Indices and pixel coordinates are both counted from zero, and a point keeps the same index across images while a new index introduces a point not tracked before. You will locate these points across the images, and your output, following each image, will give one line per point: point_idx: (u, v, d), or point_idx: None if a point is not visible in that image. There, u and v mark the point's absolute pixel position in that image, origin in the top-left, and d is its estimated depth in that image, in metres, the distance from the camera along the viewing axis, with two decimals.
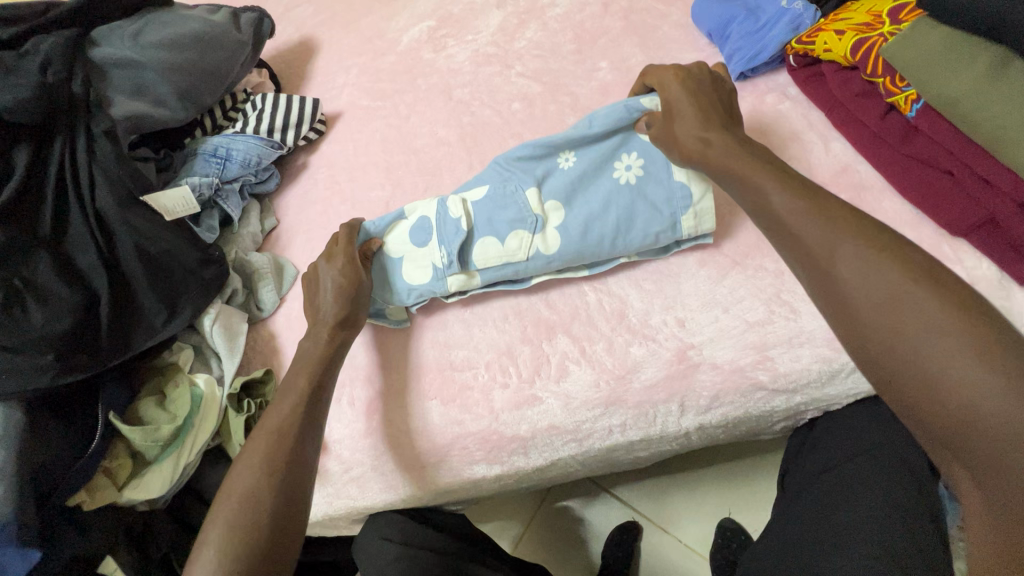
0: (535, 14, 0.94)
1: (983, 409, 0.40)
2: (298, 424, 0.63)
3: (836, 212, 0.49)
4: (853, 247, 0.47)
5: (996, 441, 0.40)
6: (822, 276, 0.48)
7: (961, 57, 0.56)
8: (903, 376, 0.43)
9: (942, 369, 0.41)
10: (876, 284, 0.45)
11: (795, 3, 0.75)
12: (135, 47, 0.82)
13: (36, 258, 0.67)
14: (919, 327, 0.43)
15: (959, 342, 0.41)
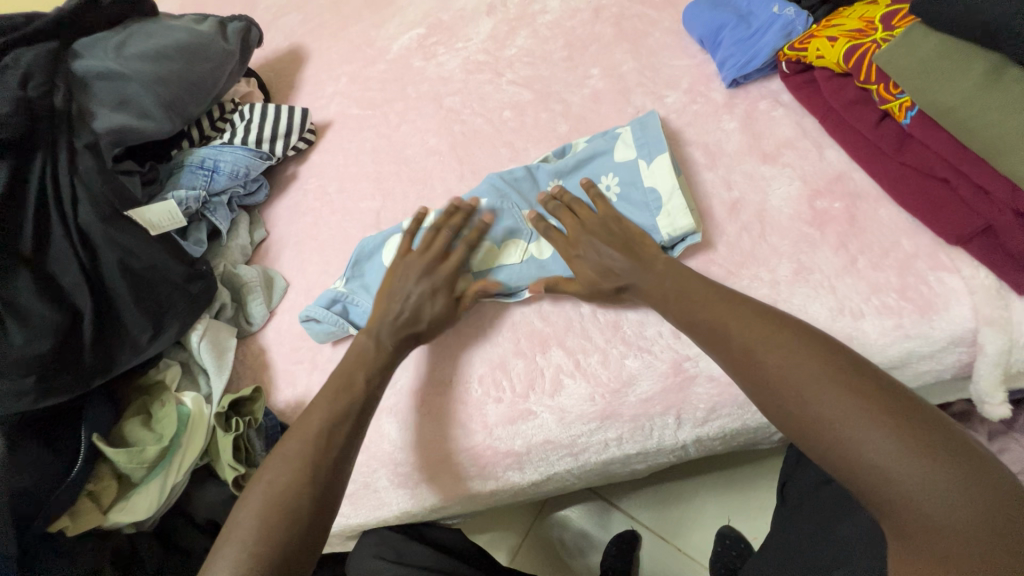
0: (526, 20, 0.93)
1: (822, 411, 0.46)
2: (344, 429, 0.61)
3: (729, 298, 0.57)
4: (746, 324, 0.53)
5: (840, 431, 0.45)
6: (727, 350, 0.54)
7: (955, 66, 0.56)
8: (804, 433, 0.47)
9: (788, 388, 0.48)
10: (771, 357, 0.50)
11: (787, 9, 0.75)
12: (118, 59, 0.81)
13: (15, 276, 0.65)
14: (809, 385, 0.47)
15: (791, 362, 0.49)
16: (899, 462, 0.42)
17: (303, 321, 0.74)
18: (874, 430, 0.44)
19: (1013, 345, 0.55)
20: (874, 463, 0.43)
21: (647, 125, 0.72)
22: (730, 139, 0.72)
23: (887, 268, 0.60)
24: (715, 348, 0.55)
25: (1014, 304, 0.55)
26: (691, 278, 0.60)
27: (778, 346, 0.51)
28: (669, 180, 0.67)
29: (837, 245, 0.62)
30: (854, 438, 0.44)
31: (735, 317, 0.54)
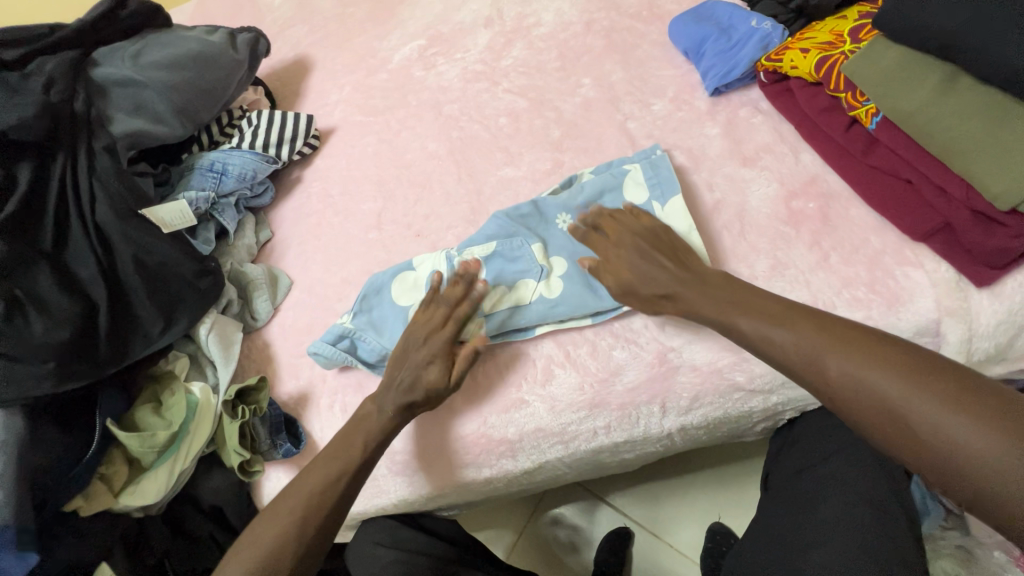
0: (521, 33, 0.98)
1: (931, 421, 0.47)
2: (335, 489, 0.64)
3: (798, 312, 0.57)
4: (809, 332, 0.55)
5: (949, 445, 0.46)
6: (791, 361, 0.55)
7: (914, 75, 0.60)
8: (886, 434, 0.49)
9: (891, 396, 0.49)
10: (865, 370, 0.50)
11: (765, 23, 0.80)
12: (135, 67, 0.86)
13: (37, 269, 0.68)
14: (917, 400, 0.48)
15: (889, 373, 0.50)
16: (998, 453, 0.44)
17: (312, 354, 0.77)
18: (964, 424, 0.45)
19: (972, 335, 0.59)
20: (966, 457, 0.45)
21: (658, 165, 0.75)
22: (712, 144, 0.76)
23: (857, 264, 0.64)
24: (777, 358, 0.56)
25: (972, 295, 0.59)
26: (740, 286, 0.62)
27: (869, 361, 0.51)
28: (684, 219, 0.70)
29: (811, 243, 0.67)
30: (943, 435, 0.46)
31: (793, 328, 0.56)
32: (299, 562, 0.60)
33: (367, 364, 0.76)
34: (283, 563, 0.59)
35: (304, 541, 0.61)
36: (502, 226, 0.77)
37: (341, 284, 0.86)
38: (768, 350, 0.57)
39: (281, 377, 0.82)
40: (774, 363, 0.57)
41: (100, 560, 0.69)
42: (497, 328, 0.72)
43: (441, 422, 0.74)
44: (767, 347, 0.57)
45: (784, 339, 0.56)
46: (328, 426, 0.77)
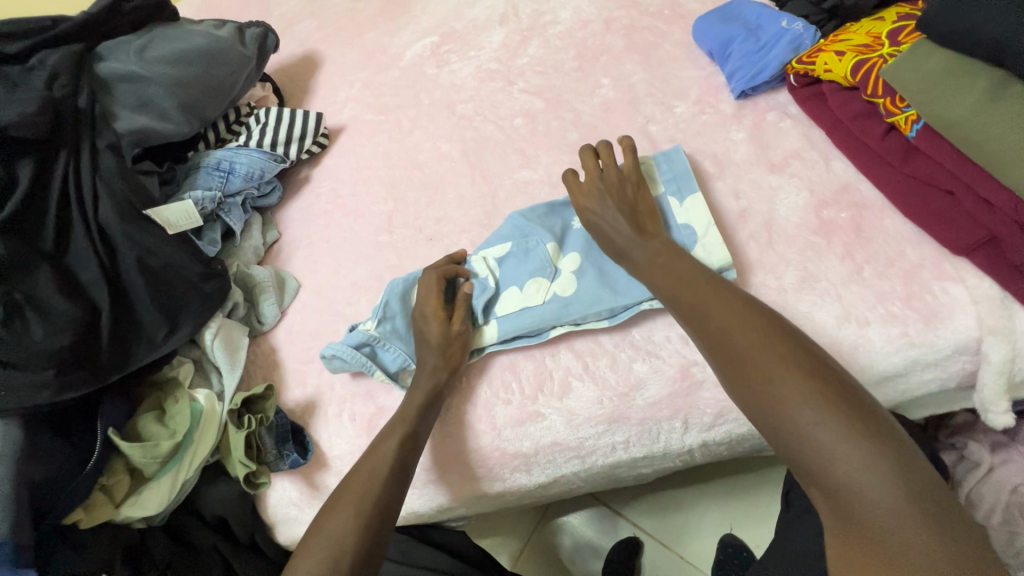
0: (538, 31, 0.95)
1: (796, 417, 0.47)
2: (387, 474, 0.61)
3: (721, 292, 0.57)
4: (752, 336, 0.53)
5: (812, 440, 0.46)
6: (727, 359, 0.53)
7: (960, 80, 0.57)
8: (789, 449, 0.48)
9: (771, 386, 0.49)
10: (759, 359, 0.51)
11: (795, 23, 0.76)
12: (140, 62, 0.83)
13: (38, 271, 0.66)
14: (791, 396, 0.48)
15: (775, 364, 0.50)
16: (853, 460, 0.44)
17: (326, 356, 0.74)
18: (863, 462, 0.44)
19: (1016, 355, 0.56)
20: (850, 493, 0.44)
21: (674, 159, 0.73)
22: (738, 149, 0.74)
23: (892, 277, 0.61)
24: (715, 353, 0.55)
25: (1017, 313, 0.56)
26: (708, 284, 0.59)
27: (760, 350, 0.51)
28: (702, 215, 0.68)
29: (843, 255, 0.64)
30: (838, 469, 0.44)
31: (740, 329, 0.54)
32: (364, 553, 0.57)
33: (388, 375, 0.73)
34: (345, 558, 0.55)
35: (364, 531, 0.57)
36: (519, 226, 0.76)
37: (350, 288, 0.83)
38: (711, 344, 0.55)
39: (287, 384, 0.80)
40: (711, 358, 0.55)
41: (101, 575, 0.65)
42: (509, 331, 0.70)
43: (454, 434, 0.71)
44: (711, 341, 0.55)
45: (702, 316, 0.57)
46: (337, 436, 0.75)
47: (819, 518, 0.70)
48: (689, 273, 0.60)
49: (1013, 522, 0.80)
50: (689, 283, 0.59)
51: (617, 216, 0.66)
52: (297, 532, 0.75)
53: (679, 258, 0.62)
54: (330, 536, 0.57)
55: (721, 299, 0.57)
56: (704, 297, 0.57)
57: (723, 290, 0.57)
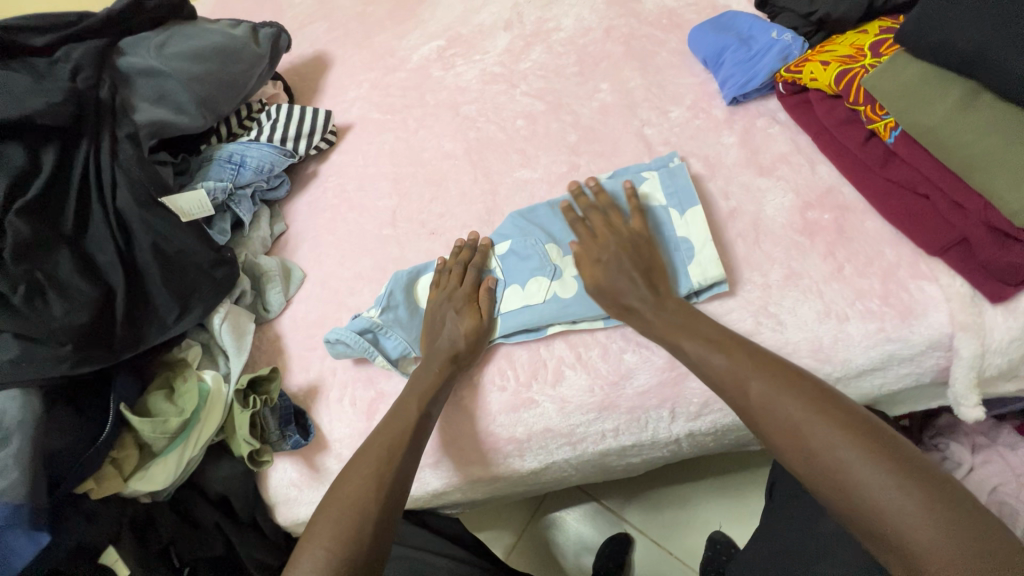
0: (541, 37, 0.99)
1: (854, 476, 0.50)
2: (404, 448, 0.64)
3: (758, 355, 0.60)
4: (803, 407, 0.55)
5: (874, 497, 0.48)
6: (782, 436, 0.55)
7: (935, 91, 0.61)
8: (861, 522, 0.49)
9: (824, 449, 0.52)
10: (803, 420, 0.54)
11: (784, 34, 0.80)
12: (159, 57, 0.87)
13: (59, 252, 0.69)
14: (846, 455, 0.51)
15: (822, 427, 0.53)
16: (923, 514, 0.47)
17: (331, 340, 0.77)
18: (940, 527, 0.46)
19: (985, 350, 0.59)
20: (930, 559, 0.45)
21: (674, 174, 0.75)
22: (729, 153, 0.77)
23: (871, 276, 0.64)
24: (770, 430, 0.56)
25: (986, 311, 0.60)
26: (748, 352, 0.60)
27: (804, 413, 0.54)
28: (701, 231, 0.70)
29: (826, 253, 0.67)
30: (916, 539, 0.46)
31: (791, 402, 0.55)
32: (384, 521, 0.60)
33: (389, 360, 0.76)
34: (368, 525, 0.59)
35: (384, 500, 0.61)
36: (524, 223, 0.79)
37: (354, 279, 0.86)
38: (763, 422, 0.57)
39: (291, 368, 0.83)
40: (766, 435, 0.57)
41: (109, 544, 0.70)
42: (513, 326, 0.74)
43: (452, 419, 0.74)
44: (759, 416, 0.57)
45: (746, 383, 0.58)
46: (337, 419, 0.78)
47: (802, 508, 0.72)
48: (719, 338, 0.62)
49: None
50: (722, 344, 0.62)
51: (632, 273, 0.68)
52: (297, 512, 0.78)
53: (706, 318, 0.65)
54: (352, 503, 0.60)
55: (766, 368, 0.59)
56: (743, 361, 0.60)
57: (759, 354, 0.60)
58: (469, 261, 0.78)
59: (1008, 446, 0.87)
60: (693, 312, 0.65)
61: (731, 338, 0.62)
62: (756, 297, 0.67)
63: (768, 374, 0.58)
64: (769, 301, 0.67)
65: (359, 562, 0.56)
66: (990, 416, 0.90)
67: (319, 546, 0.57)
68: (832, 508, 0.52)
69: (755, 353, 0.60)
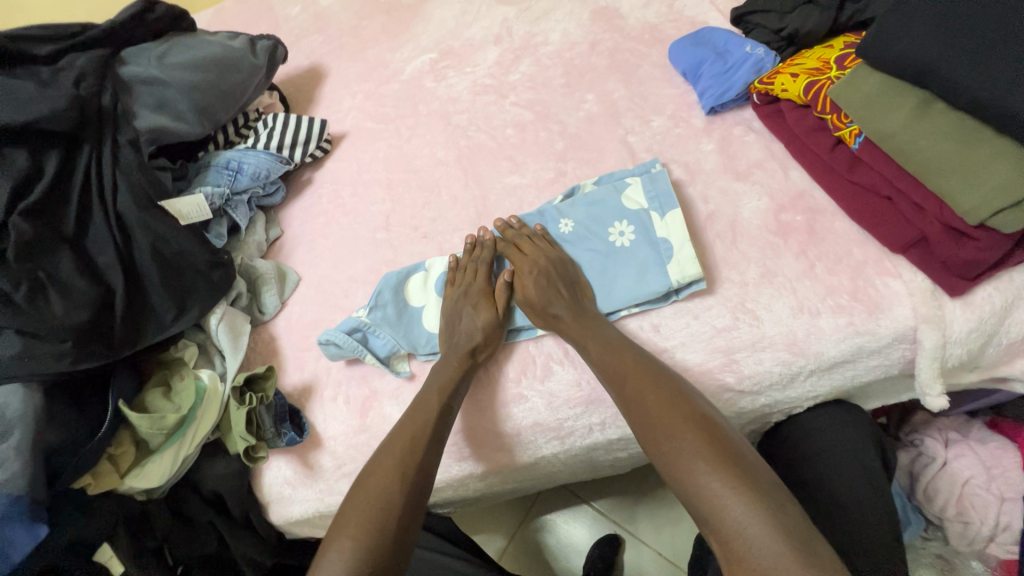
0: (529, 50, 1.04)
1: (683, 456, 0.55)
2: (426, 440, 0.66)
3: (635, 355, 0.66)
4: (659, 396, 0.60)
5: (696, 475, 0.54)
6: (644, 428, 0.60)
7: (893, 100, 0.66)
8: (693, 508, 0.53)
9: (665, 433, 0.57)
10: (655, 407, 0.60)
11: (758, 49, 0.85)
12: (160, 67, 0.90)
13: (60, 253, 0.71)
14: (683, 438, 0.56)
15: (670, 414, 0.58)
16: (732, 492, 0.51)
17: (322, 341, 0.79)
18: (748, 507, 0.50)
19: (946, 341, 0.63)
20: (741, 542, 0.49)
21: (657, 179, 0.79)
22: (708, 159, 0.81)
23: (840, 273, 0.68)
24: (634, 421, 0.61)
25: (946, 305, 0.64)
26: (630, 353, 0.66)
27: (658, 401, 0.60)
28: (680, 231, 0.74)
29: (798, 253, 0.71)
30: (731, 525, 0.50)
31: (655, 397, 0.60)
32: (409, 513, 0.61)
33: (378, 359, 0.79)
34: (393, 517, 0.60)
35: (410, 493, 0.62)
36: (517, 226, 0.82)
37: (348, 281, 0.89)
38: (631, 414, 0.61)
39: (286, 368, 0.84)
40: (630, 422, 0.62)
41: (102, 541, 0.70)
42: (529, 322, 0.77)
43: (473, 414, 0.75)
44: (626, 403, 0.62)
45: (619, 376, 0.64)
46: (331, 417, 0.79)
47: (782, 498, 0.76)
48: (614, 341, 0.68)
49: (965, 515, 0.87)
50: (606, 344, 0.67)
51: (556, 287, 0.74)
52: (290, 511, 0.79)
53: (596, 322, 0.70)
54: (377, 494, 0.62)
55: (640, 368, 0.64)
56: (618, 358, 0.65)
57: (634, 353, 0.66)
58: (484, 258, 0.81)
59: (979, 440, 0.90)
60: (590, 319, 0.71)
61: (614, 339, 0.68)
62: (734, 295, 0.71)
63: (637, 368, 0.64)
64: (746, 298, 0.71)
65: (386, 553, 0.58)
66: (961, 412, 0.93)
67: (346, 536, 0.58)
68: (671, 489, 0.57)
69: (631, 353, 0.66)
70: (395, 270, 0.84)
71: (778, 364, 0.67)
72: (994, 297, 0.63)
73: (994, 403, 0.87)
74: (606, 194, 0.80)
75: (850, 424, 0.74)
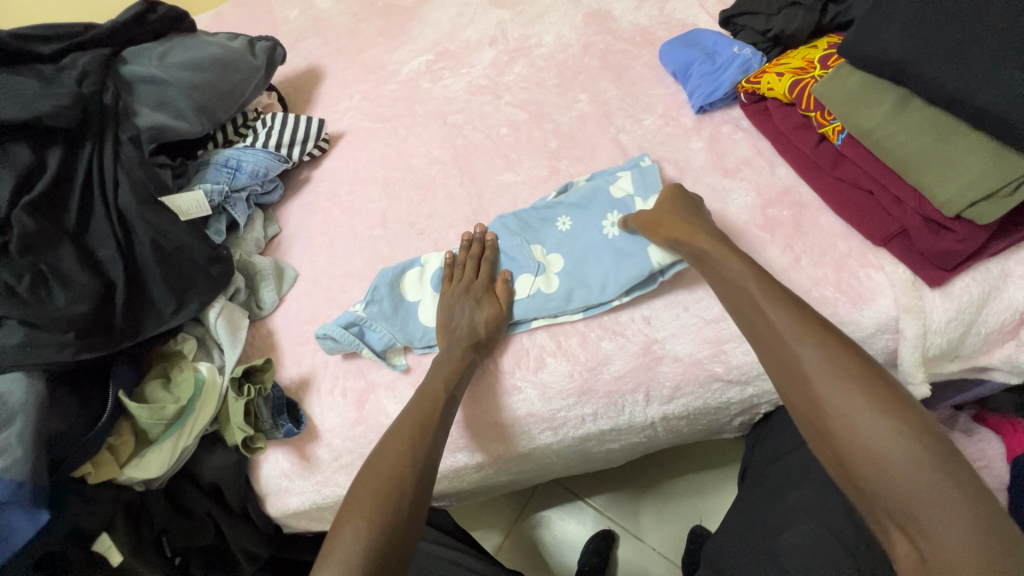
0: (523, 52, 1.06)
1: (887, 448, 0.48)
2: (434, 426, 0.68)
3: (816, 323, 0.57)
4: (850, 372, 0.52)
5: (897, 469, 0.47)
6: (831, 409, 0.51)
7: (873, 97, 0.68)
8: (887, 508, 0.47)
9: (864, 418, 0.50)
10: (847, 387, 0.52)
11: (745, 49, 0.88)
12: (161, 66, 0.91)
13: (62, 246, 0.73)
14: (886, 427, 0.49)
15: (867, 398, 0.50)
16: (945, 498, 0.45)
17: (320, 336, 0.80)
18: (968, 520, 0.44)
19: (927, 330, 0.65)
20: (946, 551, 0.44)
21: (648, 174, 0.81)
22: (697, 157, 0.83)
23: (825, 265, 0.70)
24: (809, 395, 0.53)
25: (926, 295, 0.66)
26: (807, 320, 0.57)
27: (849, 378, 0.52)
28: None
29: (784, 246, 0.73)
30: (943, 537, 0.44)
31: (847, 372, 0.52)
32: (418, 496, 0.63)
33: (375, 353, 0.80)
34: (405, 499, 0.62)
35: (419, 478, 0.64)
36: (505, 228, 0.84)
37: (345, 276, 0.90)
38: (805, 386, 0.54)
39: (283, 362, 0.86)
40: (804, 397, 0.54)
41: (103, 530, 0.73)
42: (523, 315, 0.77)
43: (473, 405, 0.77)
44: (803, 374, 0.54)
45: (795, 345, 0.56)
46: (328, 410, 0.81)
47: (768, 486, 0.79)
48: (782, 301, 0.59)
49: None
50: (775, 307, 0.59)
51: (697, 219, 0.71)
52: (288, 503, 0.81)
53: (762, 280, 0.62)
54: (387, 476, 0.63)
55: (824, 339, 0.54)
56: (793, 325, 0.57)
57: (817, 319, 0.57)
58: (482, 255, 0.82)
59: (964, 432, 0.92)
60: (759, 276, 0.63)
61: (788, 303, 0.59)
62: None
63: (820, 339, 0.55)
64: None
65: (399, 532, 0.59)
66: (948, 405, 0.95)
67: (360, 516, 0.60)
68: (849, 477, 0.50)
69: (814, 320, 0.57)
70: (392, 266, 0.85)
71: None
72: (972, 288, 0.65)
73: (980, 395, 0.89)
74: (600, 190, 0.82)
75: None
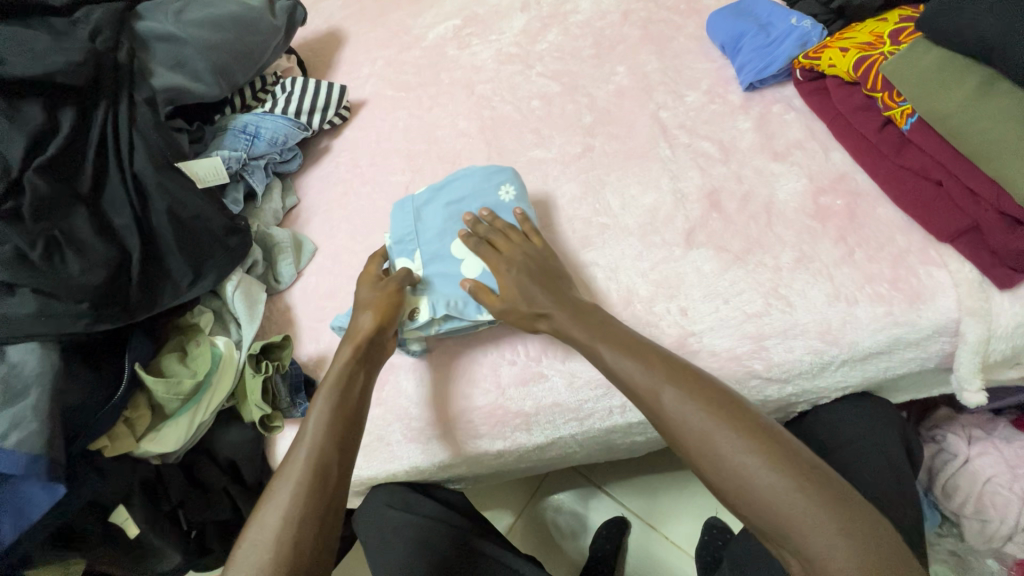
0: (558, 19, 0.99)
1: (745, 473, 0.50)
2: (325, 418, 0.62)
3: (657, 356, 0.59)
4: (699, 407, 0.54)
5: (760, 491, 0.49)
6: (696, 446, 0.53)
7: (953, 78, 0.62)
8: (766, 530, 0.50)
9: (719, 448, 0.52)
10: (700, 421, 0.53)
11: (805, 21, 0.81)
12: (176, 23, 0.86)
13: (76, 211, 0.70)
14: (743, 454, 0.51)
15: (718, 427, 0.53)
16: (806, 509, 0.48)
17: (335, 326, 0.77)
18: (832, 526, 0.47)
19: (991, 335, 0.60)
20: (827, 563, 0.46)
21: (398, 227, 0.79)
22: (744, 137, 0.78)
23: (881, 261, 0.65)
24: (670, 432, 0.55)
25: (993, 296, 0.61)
26: (659, 361, 0.58)
27: (697, 412, 0.54)
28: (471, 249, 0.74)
29: (837, 238, 0.68)
30: (825, 553, 0.46)
31: (694, 406, 0.54)
32: (311, 497, 0.56)
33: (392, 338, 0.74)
34: (287, 507, 0.56)
35: (310, 472, 0.58)
36: None
37: (365, 252, 0.87)
38: (664, 425, 0.55)
39: (302, 339, 0.83)
40: (671, 437, 0.55)
41: (119, 504, 0.72)
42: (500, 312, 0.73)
43: (495, 395, 0.73)
44: (661, 414, 0.55)
45: (648, 387, 0.57)
46: None
47: None
48: (624, 336, 0.62)
49: (984, 512, 0.83)
50: (616, 345, 0.61)
51: (536, 285, 0.67)
52: None
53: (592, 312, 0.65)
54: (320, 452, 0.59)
55: (673, 377, 0.56)
56: (637, 365, 0.58)
57: (655, 353, 0.59)
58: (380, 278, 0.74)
59: (1005, 438, 0.87)
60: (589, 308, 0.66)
61: (622, 338, 0.61)
62: (767, 279, 0.68)
63: (662, 374, 0.57)
64: (779, 284, 0.68)
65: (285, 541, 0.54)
66: (987, 410, 0.90)
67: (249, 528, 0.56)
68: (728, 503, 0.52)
69: (651, 354, 0.59)
70: None
71: (810, 352, 0.65)
72: None
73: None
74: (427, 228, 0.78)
75: (880, 417, 0.71)
